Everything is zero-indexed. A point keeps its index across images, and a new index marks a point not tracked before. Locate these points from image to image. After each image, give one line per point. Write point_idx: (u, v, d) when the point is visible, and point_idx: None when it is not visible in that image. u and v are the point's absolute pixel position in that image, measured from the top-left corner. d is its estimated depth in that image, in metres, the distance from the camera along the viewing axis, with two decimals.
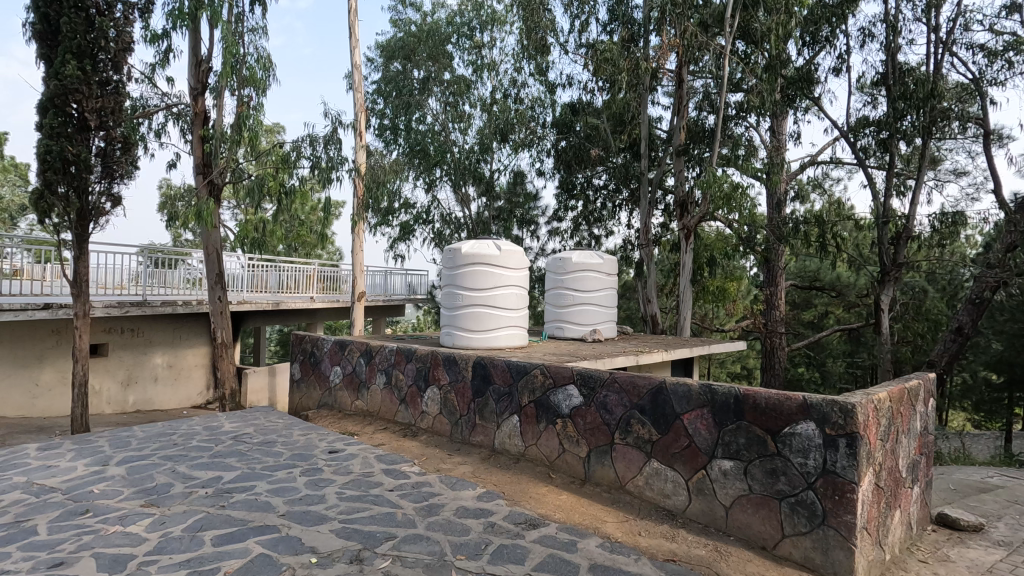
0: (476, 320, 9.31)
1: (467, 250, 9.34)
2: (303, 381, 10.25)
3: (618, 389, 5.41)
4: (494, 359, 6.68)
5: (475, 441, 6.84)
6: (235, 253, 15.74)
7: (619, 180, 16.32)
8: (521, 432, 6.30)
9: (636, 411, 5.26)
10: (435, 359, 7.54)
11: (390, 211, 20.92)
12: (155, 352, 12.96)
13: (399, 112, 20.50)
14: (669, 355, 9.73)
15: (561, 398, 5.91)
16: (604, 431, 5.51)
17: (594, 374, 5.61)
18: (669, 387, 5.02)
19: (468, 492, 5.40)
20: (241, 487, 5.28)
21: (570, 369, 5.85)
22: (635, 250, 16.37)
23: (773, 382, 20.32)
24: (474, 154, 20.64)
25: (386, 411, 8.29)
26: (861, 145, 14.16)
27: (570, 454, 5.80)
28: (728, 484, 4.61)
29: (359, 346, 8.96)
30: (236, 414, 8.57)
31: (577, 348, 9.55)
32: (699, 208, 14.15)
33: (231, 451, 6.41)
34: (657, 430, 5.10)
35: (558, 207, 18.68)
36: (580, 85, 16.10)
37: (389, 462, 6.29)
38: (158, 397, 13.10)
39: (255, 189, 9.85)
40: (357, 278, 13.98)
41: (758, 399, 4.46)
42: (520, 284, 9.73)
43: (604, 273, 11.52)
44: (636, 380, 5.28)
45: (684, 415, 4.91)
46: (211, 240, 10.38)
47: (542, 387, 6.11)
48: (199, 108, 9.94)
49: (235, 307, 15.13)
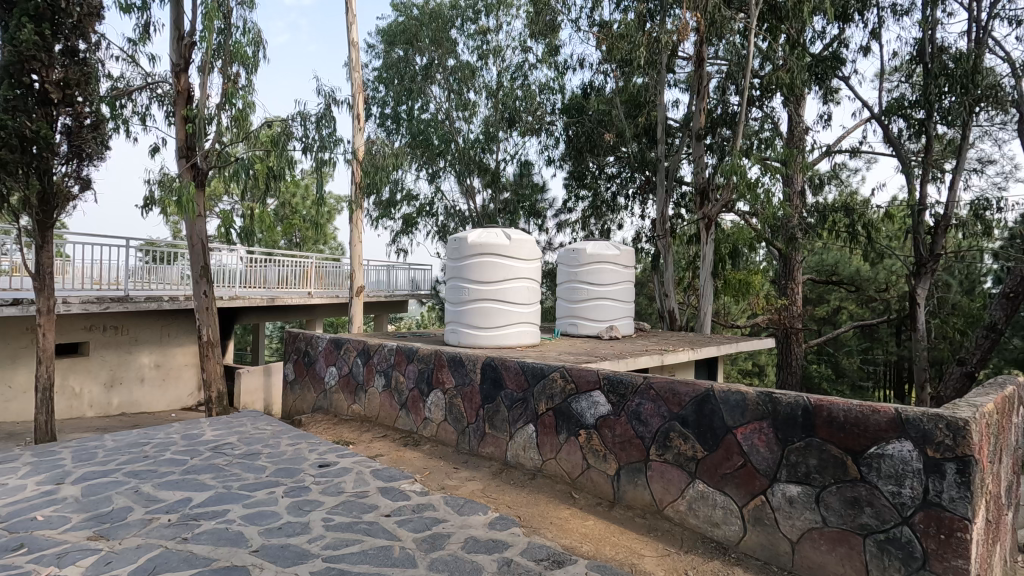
0: (485, 317, 8.52)
1: (474, 239, 8.53)
2: (297, 383, 9.49)
3: (654, 397, 4.60)
4: (506, 361, 5.89)
5: (485, 453, 6.05)
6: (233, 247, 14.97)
7: (632, 167, 15.47)
8: (538, 444, 5.50)
9: (676, 423, 4.45)
10: (439, 360, 6.74)
11: (392, 203, 20.15)
12: (141, 351, 12.22)
13: (401, 99, 19.72)
14: (697, 354, 8.89)
15: (584, 405, 5.11)
16: (636, 446, 4.71)
17: (625, 379, 4.80)
18: (718, 396, 4.21)
19: (479, 518, 4.60)
20: (212, 513, 4.49)
21: (595, 372, 5.04)
22: (649, 242, 15.54)
23: (790, 380, 19.48)
24: (479, 144, 19.84)
25: (386, 416, 7.52)
26: (894, 130, 13.31)
27: (596, 471, 5.00)
28: (795, 514, 3.79)
29: (356, 345, 8.17)
30: (220, 419, 7.81)
31: (593, 347, 8.74)
32: (720, 195, 13.29)
33: (209, 464, 5.65)
34: (703, 446, 4.28)
35: (568, 197, 17.81)
36: (591, 67, 15.25)
37: (386, 478, 5.50)
38: (144, 399, 12.36)
39: (240, 174, 8.94)
40: (355, 271, 13.20)
41: (834, 412, 3.65)
42: (532, 277, 8.92)
43: (621, 265, 10.71)
44: (676, 386, 4.47)
45: (737, 429, 4.10)
46: (196, 230, 9.28)
47: (562, 393, 5.30)
48: (182, 86, 9.08)
49: (227, 302, 14.31)
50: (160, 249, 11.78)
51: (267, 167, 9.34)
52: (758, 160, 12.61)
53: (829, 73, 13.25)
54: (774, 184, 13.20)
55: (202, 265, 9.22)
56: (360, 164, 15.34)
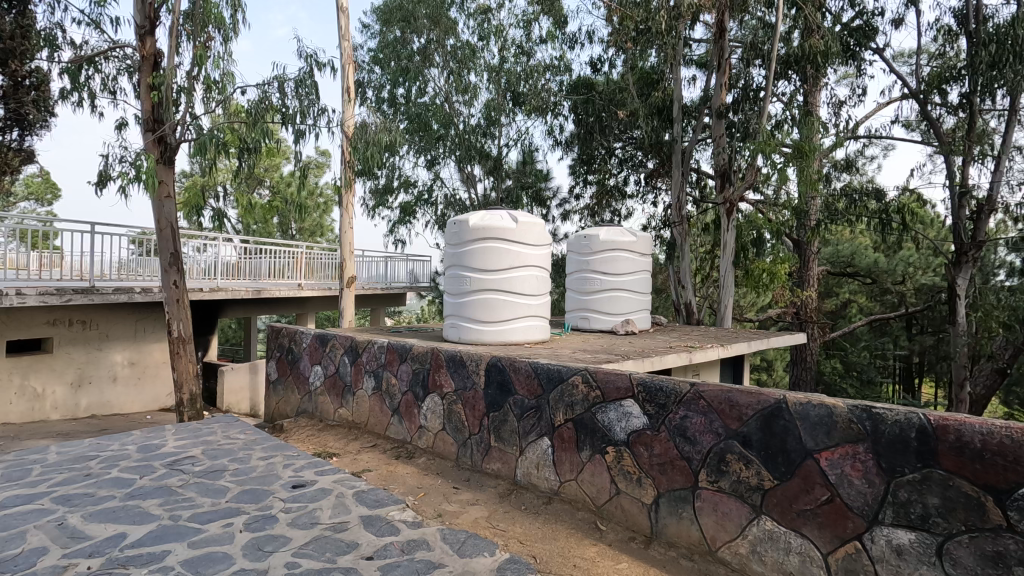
0: (487, 309, 7.58)
1: (476, 222, 7.57)
2: (280, 382, 8.57)
3: (705, 409, 3.65)
4: (515, 362, 4.94)
5: (490, 470, 5.13)
6: (228, 238, 14.16)
7: (645, 151, 14.51)
8: (554, 462, 4.57)
9: (735, 443, 3.51)
10: (436, 359, 5.80)
11: (389, 190, 19.15)
12: (113, 347, 11.30)
13: (398, 80, 18.66)
14: (729, 351, 7.90)
15: (612, 417, 4.17)
16: (681, 470, 3.77)
17: (666, 386, 3.85)
18: (793, 410, 3.27)
19: (484, 562, 3.66)
20: (147, 556, 3.55)
21: (627, 376, 4.09)
22: (664, 228, 14.58)
23: (805, 376, 18.62)
24: (480, 129, 18.84)
25: (376, 422, 6.60)
26: (932, 107, 12.26)
27: (627, 498, 4.06)
28: (908, 569, 2.84)
29: (343, 342, 7.23)
30: (188, 425, 6.88)
31: (611, 343, 7.77)
32: (743, 176, 12.28)
33: (161, 487, 4.71)
34: (771, 474, 3.34)
35: (575, 184, 16.75)
36: (600, 41, 14.19)
37: (372, 503, 4.56)
38: (116, 400, 11.45)
39: (204, 146, 7.87)
40: (346, 261, 12.22)
41: (966, 436, 2.69)
42: (541, 266, 7.96)
43: (637, 253, 9.77)
44: (734, 396, 3.53)
45: (820, 453, 3.16)
46: (163, 213, 8.21)
47: (584, 402, 4.36)
48: (147, 50, 8.12)
49: (207, 295, 13.02)
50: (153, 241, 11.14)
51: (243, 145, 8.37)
52: (783, 138, 11.64)
53: (862, 44, 12.18)
54: (802, 167, 12.19)
55: (171, 252, 8.25)
56: (349, 141, 14.38)
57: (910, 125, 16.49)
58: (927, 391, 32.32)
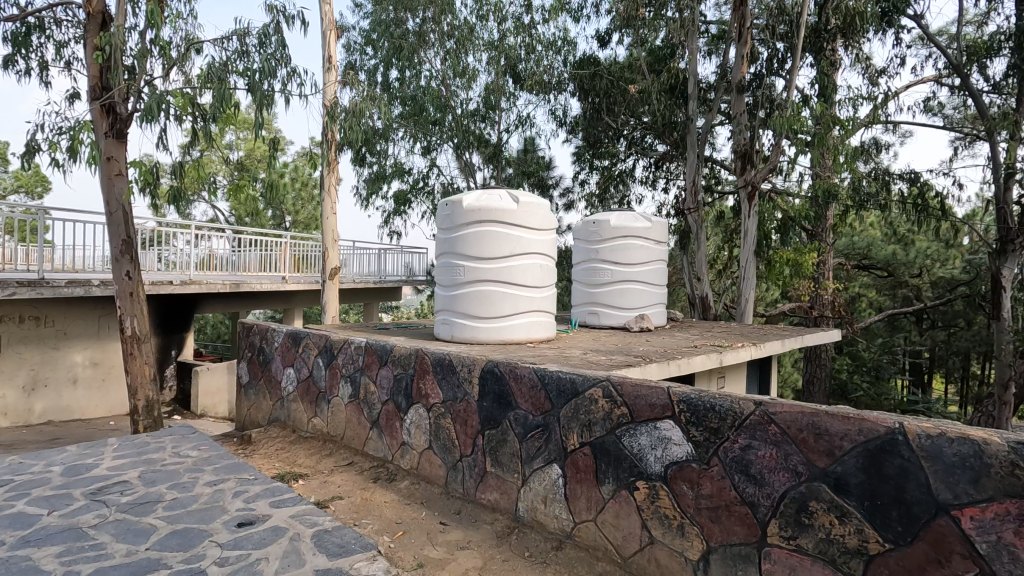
0: (485, 303, 6.59)
1: (471, 203, 6.56)
2: (251, 386, 7.60)
3: (777, 438, 2.67)
4: (516, 368, 3.95)
5: (486, 502, 4.14)
6: (222, 232, 13.45)
7: (656, 132, 13.49)
8: (565, 497, 3.59)
9: (824, 486, 2.51)
10: (421, 363, 4.80)
11: (383, 178, 18.09)
12: (72, 347, 10.40)
13: (391, 61, 17.56)
14: (763, 350, 6.88)
15: (644, 442, 3.18)
16: (741, 519, 2.78)
17: (720, 405, 2.87)
18: (916, 445, 2.27)
19: None
20: None
21: (664, 390, 3.10)
22: (677, 216, 13.54)
23: (820, 373, 17.62)
24: (478, 114, 17.84)
25: (353, 435, 5.62)
26: (976, 80, 11.18)
27: (664, 551, 3.07)
28: None
29: (317, 341, 6.25)
30: (132, 440, 5.89)
31: (626, 342, 6.77)
32: (768, 158, 11.19)
33: (68, 528, 3.73)
34: (879, 534, 2.35)
35: (579, 171, 15.68)
36: (610, 11, 13.06)
37: (334, 549, 3.59)
38: (75, 404, 10.56)
39: (150, 109, 6.71)
40: (328, 251, 11.24)
41: None
42: (546, 253, 6.96)
43: (652, 240, 8.77)
44: (821, 421, 2.53)
45: (961, 510, 2.17)
46: (111, 193, 7.18)
47: (605, 421, 3.38)
48: (93, 8, 7.10)
49: (180, 288, 11.94)
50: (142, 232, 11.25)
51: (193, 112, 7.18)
52: (812, 114, 10.61)
53: (898, 10, 11.12)
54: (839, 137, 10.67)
55: (124, 238, 7.26)
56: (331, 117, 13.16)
57: (934, 108, 15.48)
58: (938, 386, 31.41)
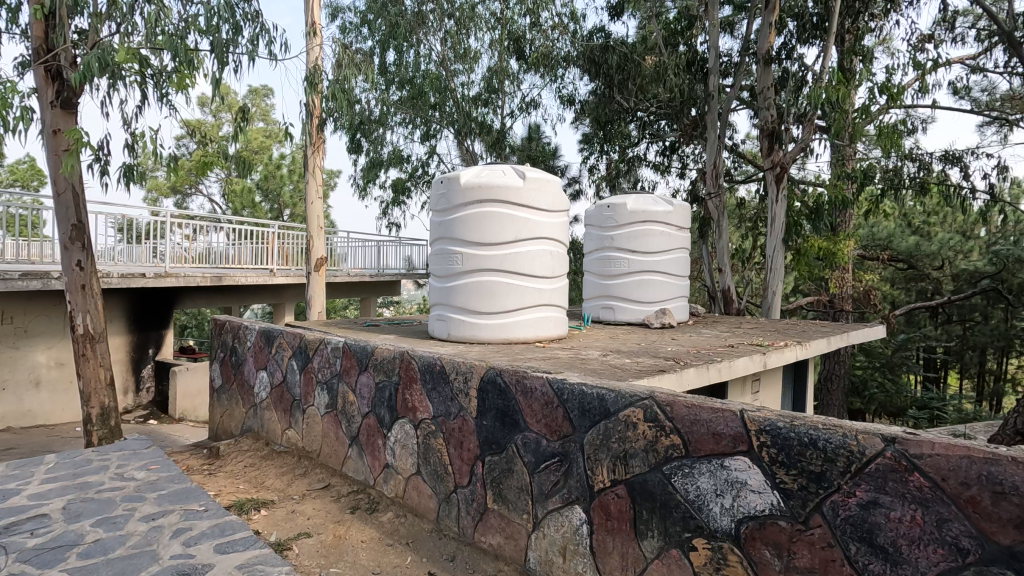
0: (487, 297, 5.69)
1: (469, 180, 5.65)
2: (223, 391, 6.75)
3: (926, 494, 1.76)
4: (527, 380, 3.05)
5: (487, 546, 3.26)
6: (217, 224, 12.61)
7: (669, 110, 12.52)
8: (591, 552, 2.69)
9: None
10: (407, 369, 3.91)
11: (379, 166, 17.15)
12: (35, 347, 9.68)
13: (388, 42, 16.60)
14: (808, 350, 5.96)
15: (706, 485, 2.28)
16: None
17: (827, 438, 1.96)
18: None
19: None
20: None
21: (737, 416, 2.20)
22: (696, 203, 12.65)
23: (838, 371, 16.61)
24: (481, 98, 16.90)
25: (330, 452, 4.75)
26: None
27: None
28: None
29: (291, 340, 5.37)
30: (71, 458, 5.01)
31: (648, 341, 5.86)
32: (798, 136, 10.22)
33: None
34: None
35: (587, 156, 14.71)
36: None
37: None
38: (39, 409, 9.90)
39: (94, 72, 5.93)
40: (314, 240, 10.39)
41: None
42: (557, 239, 6.03)
43: (674, 226, 7.84)
44: (1005, 472, 1.62)
45: None
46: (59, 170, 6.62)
47: (648, 454, 2.48)
48: None
49: (154, 281, 10.96)
50: (138, 225, 10.75)
51: (149, 77, 6.28)
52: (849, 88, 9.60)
53: None
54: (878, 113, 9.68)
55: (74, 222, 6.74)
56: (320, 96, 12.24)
57: (963, 89, 14.53)
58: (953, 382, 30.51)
